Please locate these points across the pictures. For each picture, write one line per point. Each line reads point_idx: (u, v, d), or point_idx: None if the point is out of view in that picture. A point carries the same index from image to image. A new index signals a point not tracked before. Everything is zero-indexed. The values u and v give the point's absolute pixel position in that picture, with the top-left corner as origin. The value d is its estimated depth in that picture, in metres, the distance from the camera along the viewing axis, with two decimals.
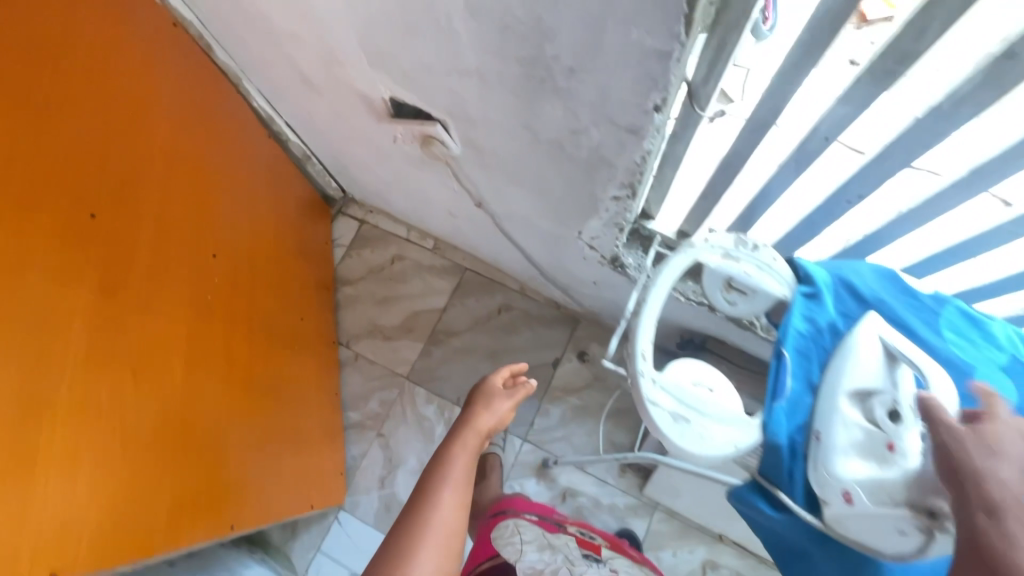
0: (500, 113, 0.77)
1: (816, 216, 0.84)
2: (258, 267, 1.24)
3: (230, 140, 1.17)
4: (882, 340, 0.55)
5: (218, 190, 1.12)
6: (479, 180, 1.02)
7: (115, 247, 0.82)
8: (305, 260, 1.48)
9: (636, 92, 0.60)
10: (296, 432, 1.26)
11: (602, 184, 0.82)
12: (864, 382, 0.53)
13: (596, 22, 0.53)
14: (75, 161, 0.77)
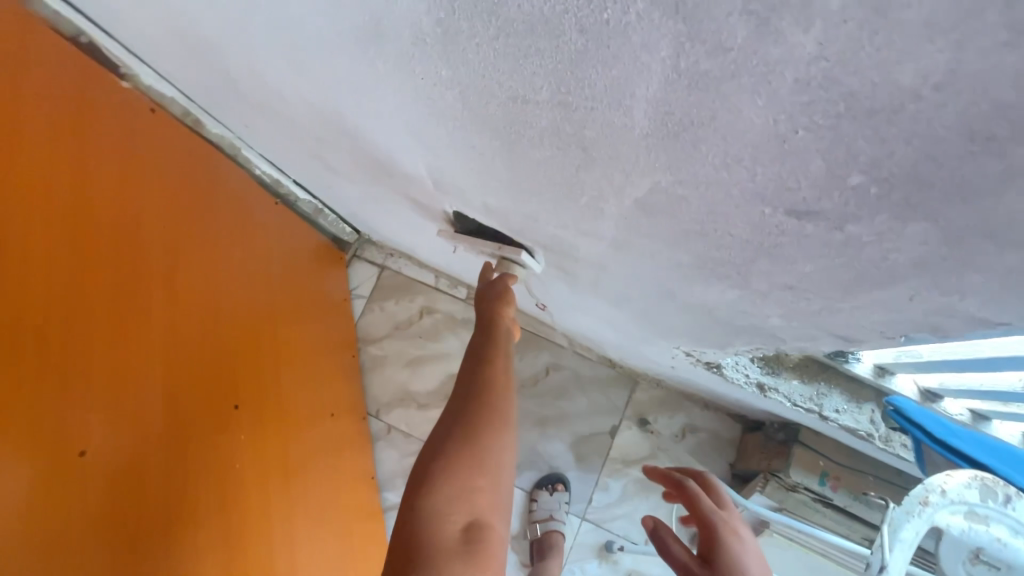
0: (629, 270, 0.57)
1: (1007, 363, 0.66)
2: (287, 377, 1.02)
3: (232, 233, 0.94)
4: None
5: (232, 306, 0.89)
6: (559, 289, 0.82)
7: (119, 439, 0.61)
8: (329, 333, 1.28)
9: (890, 325, 0.40)
10: (354, 558, 1.07)
11: (746, 342, 0.64)
12: None
13: (885, 275, 0.33)
14: (48, 340, 0.55)
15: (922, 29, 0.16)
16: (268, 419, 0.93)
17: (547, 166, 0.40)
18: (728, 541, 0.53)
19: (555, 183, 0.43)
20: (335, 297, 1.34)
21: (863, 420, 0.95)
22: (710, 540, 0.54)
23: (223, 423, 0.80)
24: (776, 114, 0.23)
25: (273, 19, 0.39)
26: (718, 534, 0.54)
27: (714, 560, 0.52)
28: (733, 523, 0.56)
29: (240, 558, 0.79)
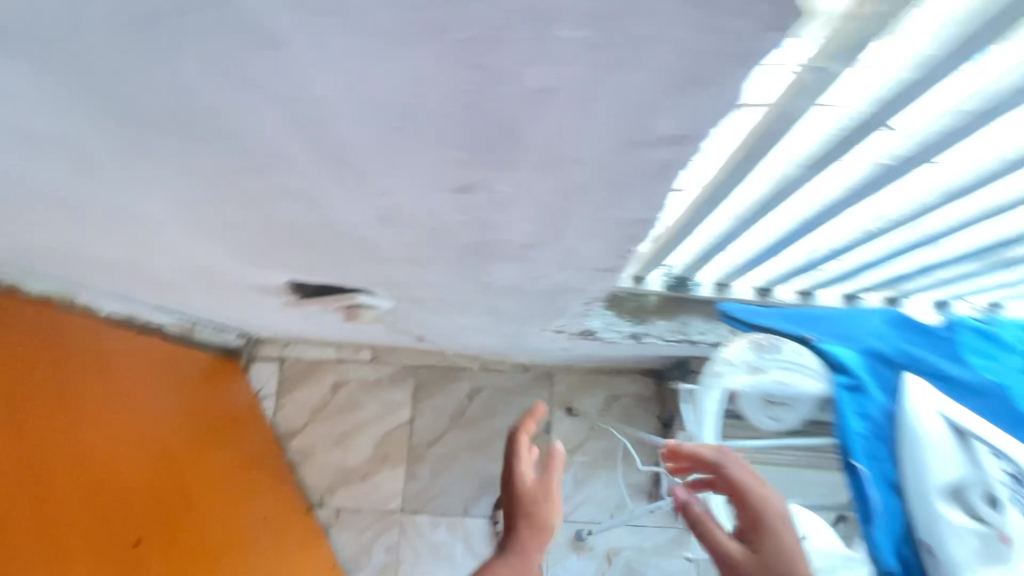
0: (442, 277, 0.65)
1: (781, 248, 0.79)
2: (198, 510, 1.05)
3: (101, 394, 0.91)
4: (948, 416, 0.53)
5: (114, 475, 0.89)
6: (423, 317, 0.88)
7: None
8: (243, 453, 1.25)
9: (616, 243, 0.49)
10: None
11: (571, 300, 0.73)
12: (960, 479, 0.50)
13: (559, 208, 0.42)
14: None
15: (361, 55, 0.25)
16: (172, 554, 0.97)
17: (297, 216, 0.47)
18: (790, 542, 0.54)
19: (321, 226, 0.50)
20: (240, 409, 1.32)
21: (723, 333, 1.08)
22: (763, 554, 0.54)
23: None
24: (365, 122, 0.31)
25: (13, 179, 0.43)
26: (772, 538, 0.55)
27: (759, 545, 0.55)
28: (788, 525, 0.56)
29: None
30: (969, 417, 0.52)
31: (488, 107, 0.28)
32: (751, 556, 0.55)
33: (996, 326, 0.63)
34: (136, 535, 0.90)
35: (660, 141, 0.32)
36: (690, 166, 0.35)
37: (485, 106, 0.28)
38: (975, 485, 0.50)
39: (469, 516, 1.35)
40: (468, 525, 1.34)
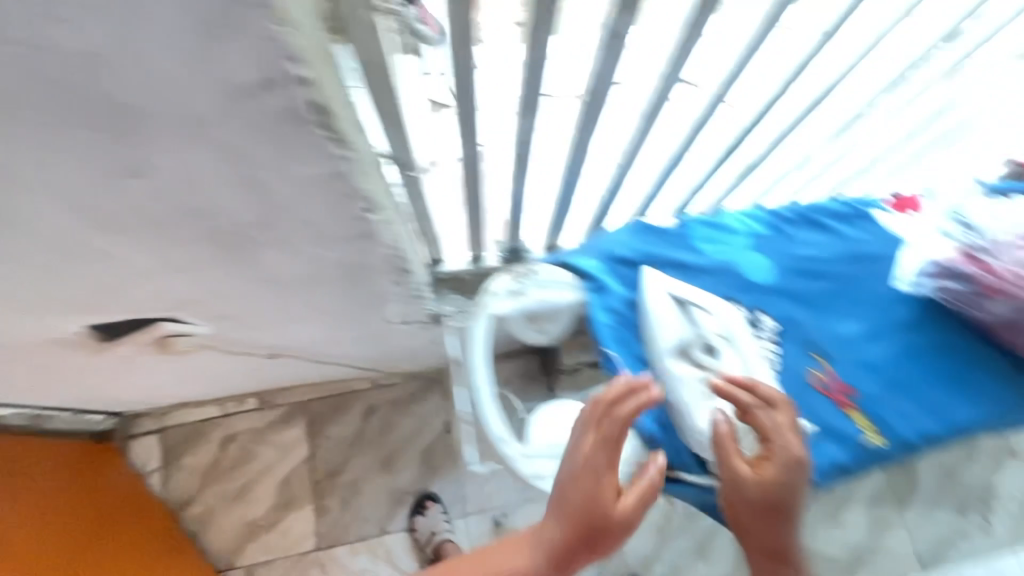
0: (227, 283, 0.67)
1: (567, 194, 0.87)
2: None
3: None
4: (671, 291, 0.61)
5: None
6: (256, 335, 0.89)
7: None
8: (139, 543, 1.15)
9: (340, 203, 0.54)
10: None
11: (373, 280, 0.77)
12: (681, 340, 0.59)
13: (243, 175, 0.46)
14: None
15: None
16: None
17: (14, 241, 0.49)
18: (792, 480, 0.55)
19: (49, 249, 0.51)
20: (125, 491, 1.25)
21: None
22: (764, 484, 0.54)
23: None
24: None
25: None
26: (775, 476, 0.55)
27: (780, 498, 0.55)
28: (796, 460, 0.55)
29: None
30: (683, 287, 0.61)
31: (73, 79, 0.34)
32: (769, 503, 0.55)
33: (719, 217, 0.73)
34: None
35: (257, 88, 0.37)
36: (312, 111, 0.41)
37: (69, 80, 0.33)
38: (692, 343, 0.58)
39: (387, 534, 1.34)
40: (387, 543, 1.33)
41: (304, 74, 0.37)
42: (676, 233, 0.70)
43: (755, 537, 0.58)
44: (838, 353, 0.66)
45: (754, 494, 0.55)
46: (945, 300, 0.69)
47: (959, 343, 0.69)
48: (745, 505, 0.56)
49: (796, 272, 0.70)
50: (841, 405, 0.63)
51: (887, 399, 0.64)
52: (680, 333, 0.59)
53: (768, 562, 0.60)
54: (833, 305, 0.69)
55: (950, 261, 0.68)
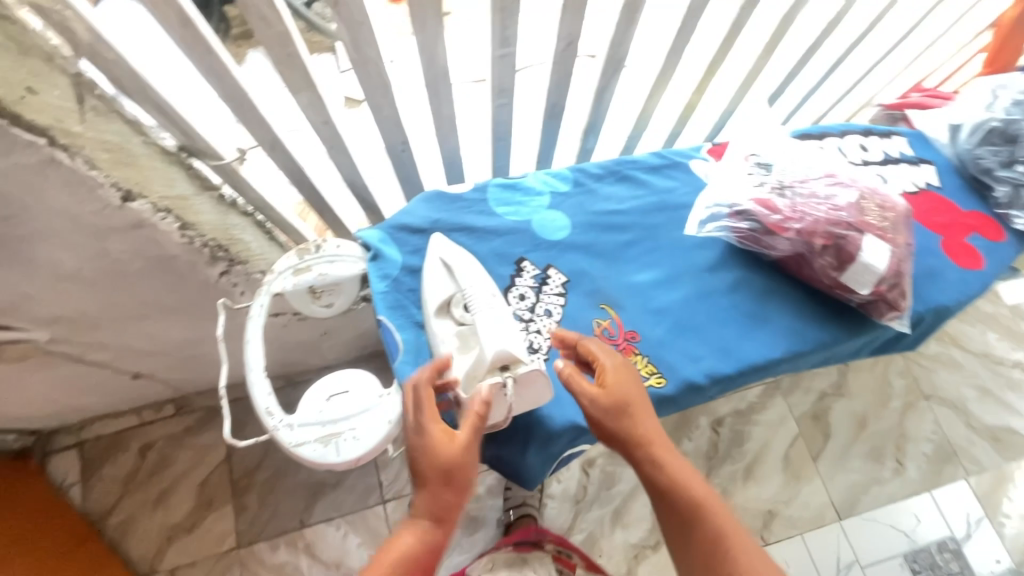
0: (23, 283, 0.68)
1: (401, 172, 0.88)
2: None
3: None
4: (440, 255, 0.61)
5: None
6: (109, 337, 0.91)
7: None
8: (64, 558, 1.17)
9: (82, 188, 0.56)
10: None
11: (196, 271, 0.79)
12: (444, 297, 0.59)
13: None
14: None
15: None
16: None
17: None
18: (630, 380, 0.56)
19: None
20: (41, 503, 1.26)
21: None
22: (608, 388, 0.55)
23: None
24: None
25: None
26: (612, 378, 0.55)
27: (624, 399, 0.55)
28: (629, 364, 0.58)
29: None
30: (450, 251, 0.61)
31: None
32: (619, 407, 0.55)
33: (521, 180, 0.74)
34: None
35: None
36: None
37: None
38: (455, 300, 0.58)
39: (307, 527, 1.35)
40: (307, 536, 1.34)
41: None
42: (471, 199, 0.70)
43: (634, 433, 0.55)
44: (625, 300, 0.67)
45: (604, 400, 0.54)
46: (739, 242, 0.71)
47: (760, 285, 0.70)
48: (601, 397, 0.54)
49: (594, 227, 0.71)
50: (624, 351, 0.64)
51: (674, 342, 0.65)
52: (444, 292, 0.59)
53: (656, 468, 0.55)
54: (629, 256, 0.70)
55: (740, 203, 0.70)
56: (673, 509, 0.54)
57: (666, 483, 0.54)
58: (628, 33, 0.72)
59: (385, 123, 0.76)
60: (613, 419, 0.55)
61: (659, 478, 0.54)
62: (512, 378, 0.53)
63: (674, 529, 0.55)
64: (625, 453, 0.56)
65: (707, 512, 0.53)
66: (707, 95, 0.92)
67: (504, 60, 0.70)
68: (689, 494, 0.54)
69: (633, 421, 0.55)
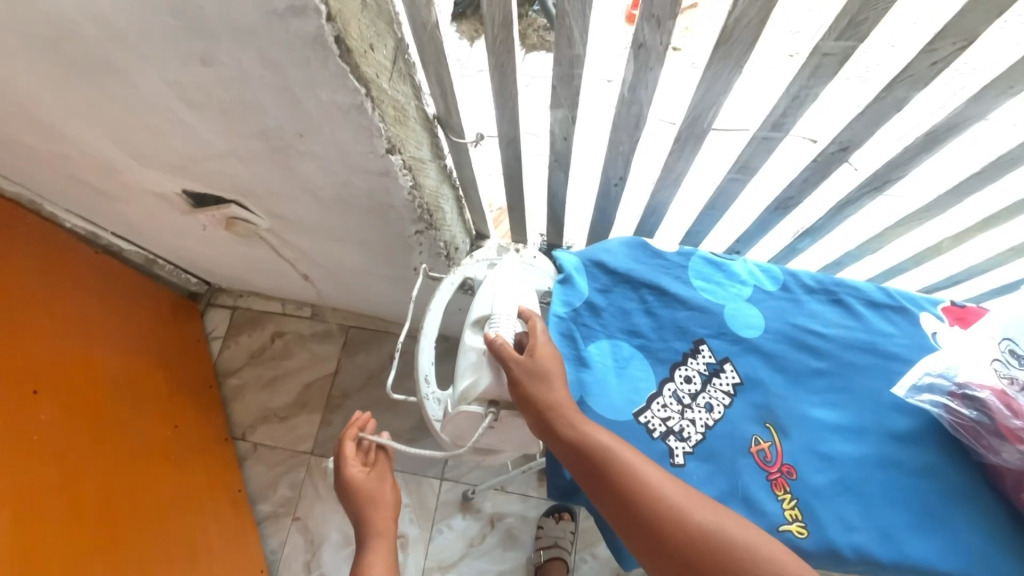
0: (276, 182, 0.80)
1: (602, 203, 0.89)
2: (122, 406, 1.18)
3: (49, 337, 1.07)
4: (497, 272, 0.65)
5: (69, 420, 1.04)
6: (304, 242, 1.04)
7: None
8: (194, 403, 1.39)
9: (364, 134, 0.64)
10: (193, 551, 1.18)
11: (399, 223, 0.87)
12: (480, 312, 0.62)
13: (285, 86, 0.57)
14: None
15: None
16: (96, 431, 1.09)
17: (129, 96, 0.64)
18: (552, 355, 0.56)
19: (149, 108, 0.66)
20: (192, 344, 1.49)
21: None
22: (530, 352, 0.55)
23: (20, 426, 0.94)
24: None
25: None
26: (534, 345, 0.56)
27: (537, 364, 0.55)
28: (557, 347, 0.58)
29: (74, 540, 0.97)
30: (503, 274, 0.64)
31: None
32: (531, 370, 0.54)
33: (726, 262, 0.71)
34: (46, 398, 1.01)
35: (286, 13, 0.47)
36: (329, 52, 0.51)
37: None
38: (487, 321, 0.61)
39: None
40: None
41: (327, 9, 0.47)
42: (672, 262, 0.70)
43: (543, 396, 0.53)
44: (794, 430, 0.61)
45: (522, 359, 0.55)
46: (953, 429, 0.61)
47: (959, 482, 0.60)
48: (529, 362, 0.54)
49: (785, 339, 0.66)
50: (774, 482, 0.58)
51: (833, 498, 0.58)
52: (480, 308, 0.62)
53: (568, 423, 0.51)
54: (813, 385, 0.64)
55: (974, 389, 0.60)
56: (589, 465, 0.50)
57: (577, 437, 0.51)
58: (911, 160, 0.65)
59: (616, 158, 0.77)
60: (534, 386, 0.54)
61: (571, 436, 0.51)
62: (493, 416, 0.57)
63: (599, 491, 0.49)
64: (539, 422, 0.53)
65: (625, 459, 0.49)
66: (963, 245, 0.81)
67: (764, 142, 0.67)
68: (600, 444, 0.50)
69: (549, 386, 0.54)
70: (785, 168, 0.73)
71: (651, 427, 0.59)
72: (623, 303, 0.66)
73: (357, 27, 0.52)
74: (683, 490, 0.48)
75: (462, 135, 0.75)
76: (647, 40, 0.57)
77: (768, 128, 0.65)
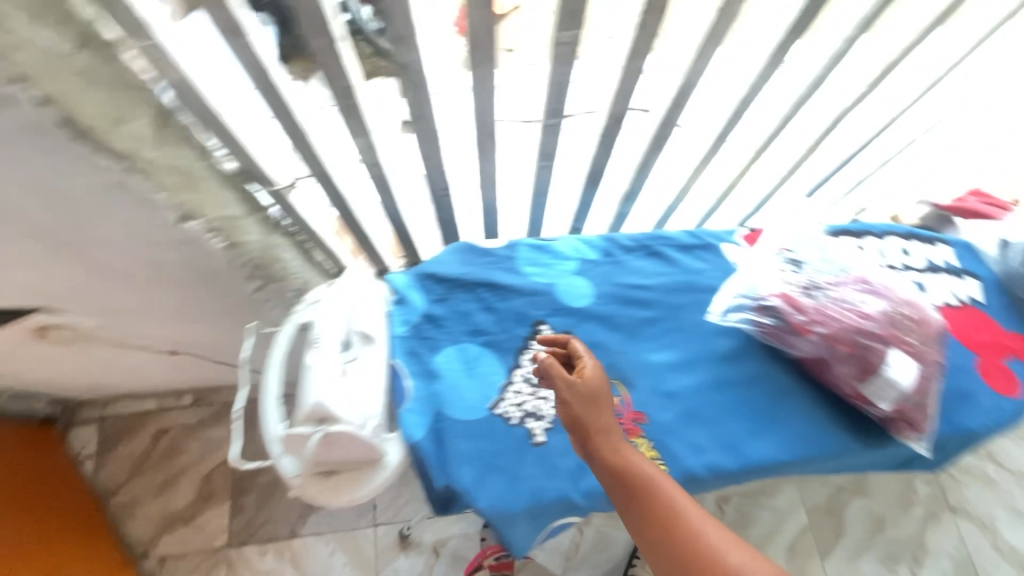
0: (79, 278, 0.74)
1: (441, 213, 0.91)
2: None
3: None
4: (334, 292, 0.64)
5: None
6: (146, 330, 0.96)
7: None
8: (73, 536, 1.23)
9: (148, 205, 0.61)
10: None
11: (235, 283, 0.84)
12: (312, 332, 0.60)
13: (34, 179, 0.53)
14: None
15: None
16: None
17: None
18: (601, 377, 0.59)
19: None
20: (57, 473, 1.32)
21: None
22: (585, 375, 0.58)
23: None
24: None
25: None
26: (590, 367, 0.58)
27: (590, 388, 0.57)
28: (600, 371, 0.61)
29: None
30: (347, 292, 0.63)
31: None
32: (586, 392, 0.57)
33: (552, 243, 0.76)
34: None
35: None
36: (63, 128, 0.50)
37: None
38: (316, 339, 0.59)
39: (296, 537, 1.36)
40: (295, 546, 1.35)
41: (39, 95, 0.46)
42: (501, 255, 0.73)
43: (588, 420, 0.55)
44: (638, 379, 0.66)
45: (576, 383, 0.57)
46: (762, 336, 0.70)
47: (779, 379, 0.69)
48: (578, 384, 0.57)
49: (616, 299, 0.72)
50: (627, 431, 0.63)
51: (681, 428, 0.64)
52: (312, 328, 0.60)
53: (611, 449, 0.54)
54: (648, 333, 0.70)
55: (769, 298, 0.69)
56: (629, 489, 0.53)
57: (618, 462, 0.54)
58: (674, 117, 0.74)
59: (432, 170, 0.79)
60: (588, 409, 0.56)
61: (615, 459, 0.54)
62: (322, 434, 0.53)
63: (632, 513, 0.52)
64: (585, 444, 0.56)
65: (664, 491, 0.52)
66: (750, 177, 0.93)
67: (552, 128, 0.72)
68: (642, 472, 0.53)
69: (599, 410, 0.56)
70: (583, 146, 0.80)
71: (508, 416, 0.62)
72: (462, 306, 0.68)
73: (90, 106, 0.49)
74: (722, 536, 0.49)
75: (275, 182, 0.71)
76: (406, 60, 0.59)
77: (550, 115, 0.70)
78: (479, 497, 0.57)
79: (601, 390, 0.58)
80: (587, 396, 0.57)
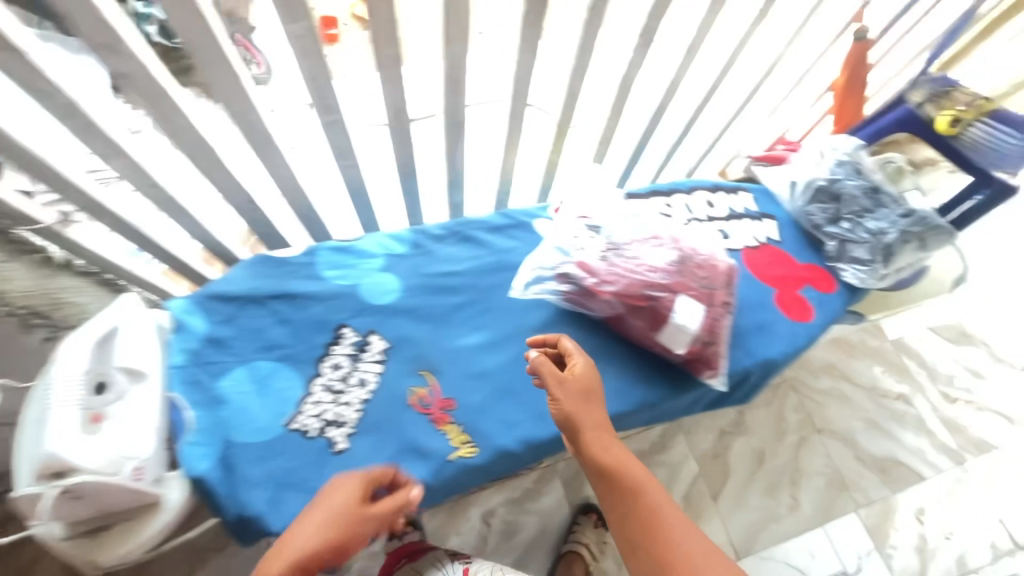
0: None
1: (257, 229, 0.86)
2: None
3: None
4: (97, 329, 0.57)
5: None
6: None
7: None
8: None
9: None
10: None
11: (14, 341, 0.74)
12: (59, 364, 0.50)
13: None
14: None
15: None
16: None
17: None
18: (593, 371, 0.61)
19: None
20: None
21: None
22: (576, 371, 0.59)
23: None
24: None
25: None
26: (580, 362, 0.60)
27: (585, 382, 0.59)
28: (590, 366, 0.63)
29: None
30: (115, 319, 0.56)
31: None
32: (578, 389, 0.59)
33: (356, 242, 0.73)
34: None
35: None
36: None
37: None
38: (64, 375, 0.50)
39: None
40: None
41: None
42: (299, 263, 0.69)
43: (583, 418, 0.57)
44: (447, 366, 0.66)
45: (568, 378, 0.59)
46: (568, 303, 0.71)
47: (591, 343, 0.71)
48: (569, 380, 0.58)
49: (424, 290, 0.71)
50: (436, 420, 0.62)
51: (493, 407, 0.65)
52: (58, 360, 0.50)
53: (601, 448, 0.56)
54: (458, 319, 0.70)
55: (565, 266, 0.71)
56: (613, 485, 0.54)
57: (609, 462, 0.55)
58: (459, 100, 0.73)
59: (222, 185, 0.74)
60: (580, 403, 0.58)
61: (603, 454, 0.55)
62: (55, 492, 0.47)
63: (613, 508, 0.54)
64: (576, 438, 0.57)
65: (650, 497, 0.53)
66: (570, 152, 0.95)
67: (333, 125, 0.70)
68: (631, 474, 0.54)
69: (590, 405, 0.58)
70: None
71: (306, 429, 0.59)
72: (252, 323, 0.64)
73: None
74: (701, 550, 0.49)
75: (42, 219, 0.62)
76: (125, 69, 0.54)
77: (324, 112, 0.67)
78: (275, 518, 0.54)
79: (592, 385, 0.60)
80: (580, 392, 0.58)
